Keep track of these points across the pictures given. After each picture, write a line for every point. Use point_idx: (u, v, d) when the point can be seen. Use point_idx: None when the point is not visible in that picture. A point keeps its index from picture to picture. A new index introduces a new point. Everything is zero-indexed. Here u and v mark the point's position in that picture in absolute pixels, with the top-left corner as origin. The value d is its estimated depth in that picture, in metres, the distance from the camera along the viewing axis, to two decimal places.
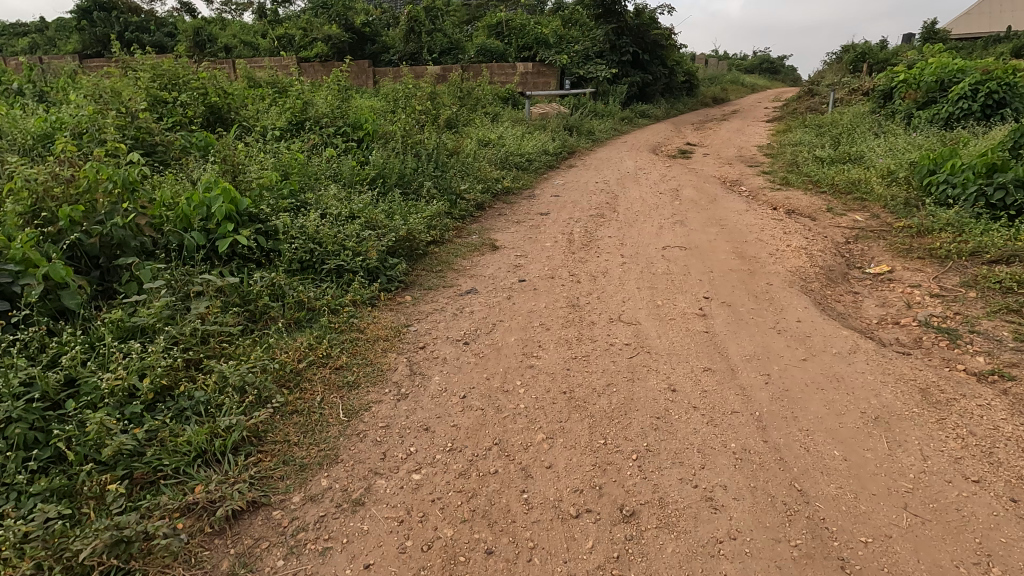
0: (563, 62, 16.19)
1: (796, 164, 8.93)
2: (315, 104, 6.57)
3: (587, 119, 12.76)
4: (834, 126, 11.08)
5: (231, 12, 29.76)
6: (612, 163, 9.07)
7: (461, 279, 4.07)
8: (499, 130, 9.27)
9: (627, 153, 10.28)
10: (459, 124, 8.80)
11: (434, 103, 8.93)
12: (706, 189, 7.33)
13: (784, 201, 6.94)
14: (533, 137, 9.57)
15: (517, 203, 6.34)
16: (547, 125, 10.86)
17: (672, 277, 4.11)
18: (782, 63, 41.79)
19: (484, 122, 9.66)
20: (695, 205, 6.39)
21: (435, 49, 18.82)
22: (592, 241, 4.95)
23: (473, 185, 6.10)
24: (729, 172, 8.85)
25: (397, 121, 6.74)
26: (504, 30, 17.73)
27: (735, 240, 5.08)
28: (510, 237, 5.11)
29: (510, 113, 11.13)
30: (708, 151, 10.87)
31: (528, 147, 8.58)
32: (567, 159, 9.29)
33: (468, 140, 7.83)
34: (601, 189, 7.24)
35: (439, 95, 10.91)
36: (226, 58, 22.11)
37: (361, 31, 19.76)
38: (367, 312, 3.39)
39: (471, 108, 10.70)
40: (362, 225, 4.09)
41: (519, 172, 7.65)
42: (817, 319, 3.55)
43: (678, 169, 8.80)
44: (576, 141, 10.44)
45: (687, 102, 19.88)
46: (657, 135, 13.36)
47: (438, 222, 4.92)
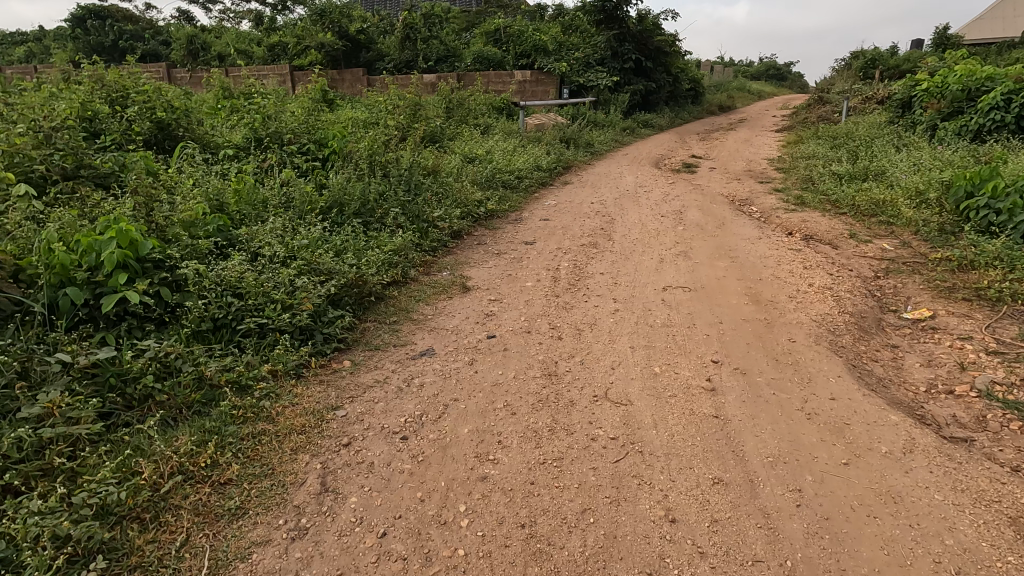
0: (563, 69, 15.56)
1: (811, 180, 8.21)
2: (277, 119, 5.93)
3: (585, 130, 12.09)
4: (850, 138, 10.37)
5: (229, 20, 29.49)
6: (611, 180, 8.40)
7: (418, 334, 3.38)
8: (489, 143, 8.61)
9: (627, 167, 9.59)
10: (444, 137, 8.15)
11: (418, 115, 8.28)
12: (712, 210, 6.63)
13: (800, 224, 6.23)
14: (526, 151, 8.90)
15: (500, 228, 5.67)
16: (542, 137, 10.20)
17: (673, 331, 3.41)
18: (789, 70, 41.13)
19: (473, 135, 9.00)
20: (700, 231, 5.69)
21: (431, 57, 18.25)
22: (581, 280, 4.26)
23: (449, 210, 5.43)
24: (738, 189, 8.15)
25: (369, 137, 6.09)
26: (502, 37, 17.16)
27: (748, 277, 4.38)
28: (486, 274, 4.42)
29: (503, 124, 10.46)
30: (715, 164, 10.20)
31: (519, 163, 7.91)
32: (561, 175, 8.61)
33: (452, 156, 7.20)
34: (596, 210, 6.56)
35: (427, 105, 10.27)
36: (219, 67, 21.66)
37: (355, 39, 19.22)
38: (288, 387, 2.72)
39: (461, 120, 10.04)
40: (300, 268, 3.42)
41: (507, 191, 6.99)
42: (855, 394, 2.83)
43: (682, 186, 8.11)
44: (573, 155, 9.77)
45: (692, 110, 19.19)
46: (660, 146, 12.70)
47: (401, 258, 4.25)
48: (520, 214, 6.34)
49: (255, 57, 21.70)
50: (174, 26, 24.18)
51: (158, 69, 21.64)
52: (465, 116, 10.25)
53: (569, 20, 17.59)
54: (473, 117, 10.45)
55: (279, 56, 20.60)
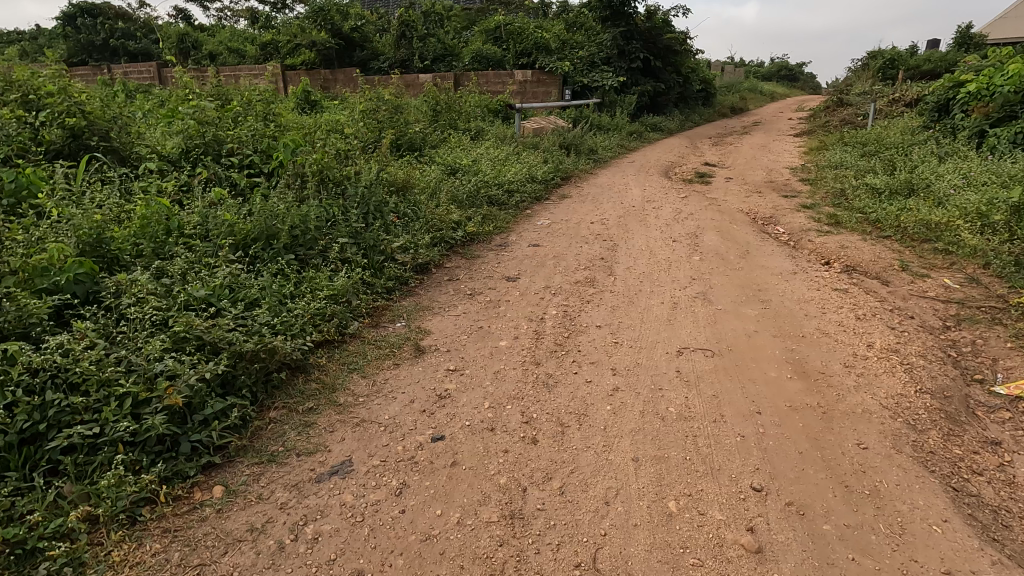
0: (566, 69, 14.60)
1: (843, 195, 7.22)
2: (219, 125, 5.03)
3: (588, 135, 11.15)
4: (881, 146, 9.35)
5: (226, 18, 28.79)
6: (615, 193, 7.44)
7: (339, 431, 2.44)
8: (478, 151, 7.67)
9: (634, 178, 8.63)
10: (426, 144, 7.22)
11: (397, 118, 7.35)
12: (733, 232, 5.66)
13: (838, 251, 5.26)
14: (520, 159, 7.97)
15: (480, 258, 4.73)
16: (540, 144, 9.24)
17: (694, 430, 2.45)
18: (801, 72, 40.20)
19: (461, 142, 8.07)
20: (719, 261, 4.73)
21: (427, 56, 17.33)
22: (571, 338, 3.30)
23: (416, 236, 4.49)
24: (760, 204, 7.18)
25: (327, 147, 5.17)
26: (502, 35, 16.23)
27: (786, 334, 3.41)
28: (451, 326, 3.49)
29: (497, 129, 9.52)
30: (731, 174, 9.24)
31: (510, 174, 6.98)
32: (559, 187, 7.67)
33: (431, 168, 6.29)
34: (597, 232, 5.61)
35: (413, 108, 9.33)
36: (209, 67, 20.85)
37: (349, 37, 18.34)
38: (107, 549, 1.78)
39: (449, 125, 9.10)
40: (181, 336, 2.51)
41: (493, 207, 6.05)
42: (974, 559, 1.86)
43: (695, 201, 7.14)
44: (573, 163, 8.84)
45: (703, 113, 18.16)
46: (669, 152, 11.75)
47: (338, 308, 3.33)
48: (507, 237, 5.41)
49: (246, 55, 20.87)
50: (165, 23, 23.37)
51: (146, 68, 20.85)
52: (455, 120, 9.31)
53: (573, 17, 16.63)
54: (464, 120, 9.51)
55: (270, 55, 19.76)
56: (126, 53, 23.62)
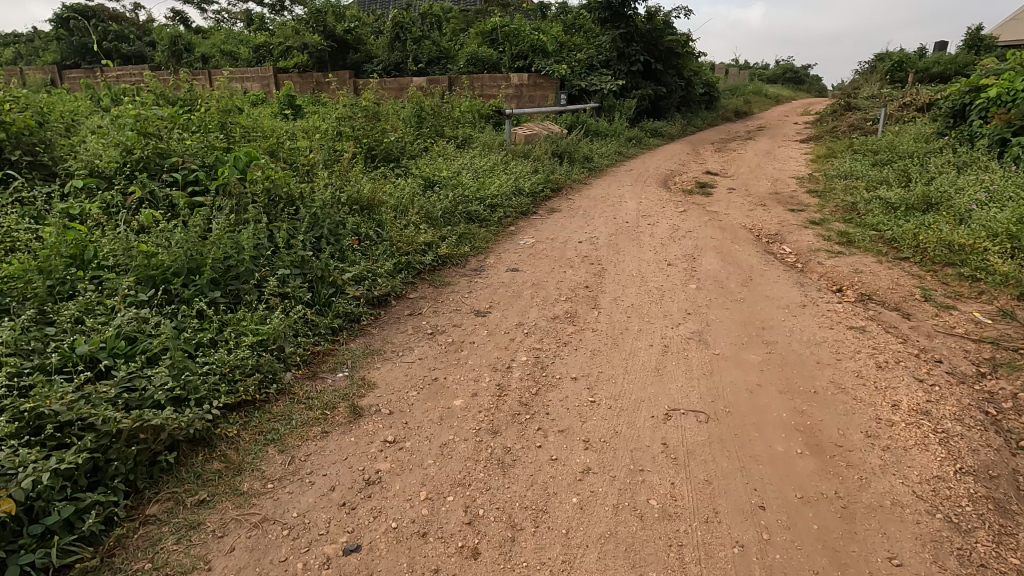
0: (562, 72, 14.12)
1: (855, 209, 6.68)
2: (165, 135, 4.56)
3: (584, 141, 10.64)
4: (894, 154, 8.81)
5: (223, 20, 28.43)
6: (608, 207, 6.93)
7: (232, 536, 1.94)
8: (462, 161, 7.18)
9: (630, 189, 8.12)
10: (405, 155, 6.73)
11: (375, 126, 6.87)
12: (733, 253, 5.14)
13: (851, 277, 4.73)
14: (508, 169, 7.47)
15: (448, 287, 4.23)
16: (532, 152, 8.75)
17: (678, 539, 1.94)
18: (806, 74, 39.65)
19: (446, 151, 7.57)
20: (717, 290, 4.21)
21: (421, 58, 16.87)
22: (538, 395, 2.80)
23: (375, 264, 3.99)
24: (764, 220, 6.66)
25: (284, 162, 4.69)
26: (498, 37, 15.76)
27: (794, 390, 2.88)
28: (402, 377, 2.98)
29: (486, 136, 9.03)
30: (733, 183, 8.73)
31: (494, 186, 6.49)
32: (548, 200, 7.17)
33: (407, 182, 5.81)
34: (584, 253, 5.10)
35: (398, 115, 8.85)
36: (201, 70, 20.46)
37: (342, 39, 17.91)
38: None
39: (435, 132, 8.62)
40: (39, 414, 2.03)
41: (472, 225, 5.56)
42: None
43: (694, 216, 6.63)
44: (565, 173, 8.34)
45: (706, 117, 17.61)
46: (669, 159, 11.25)
47: (266, 359, 2.82)
48: (484, 260, 4.90)
49: (239, 58, 20.46)
50: (158, 25, 23.00)
51: (138, 72, 20.48)
52: (441, 127, 8.83)
53: (571, 18, 16.15)
54: (451, 127, 9.02)
55: (263, 58, 19.36)
56: (119, 56, 23.29)
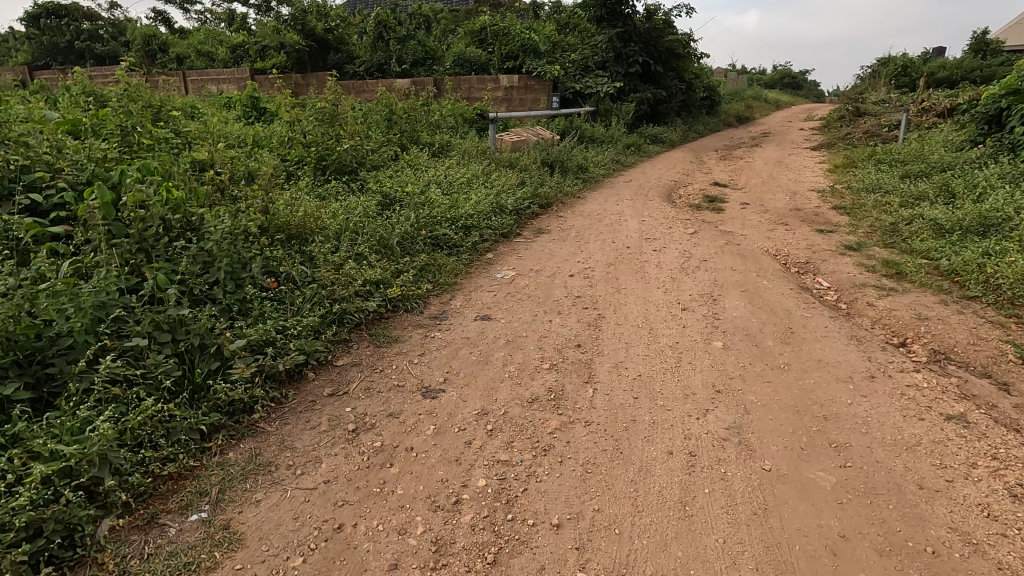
0: (555, 73, 13.16)
1: (896, 232, 5.69)
2: (31, 144, 3.51)
3: (578, 149, 9.64)
4: (926, 165, 7.86)
5: (204, 20, 27.35)
6: (606, 227, 5.92)
7: None
8: (436, 172, 6.15)
9: (631, 203, 7.13)
10: (366, 166, 5.69)
11: (332, 130, 5.83)
12: (762, 291, 4.12)
13: (917, 327, 3.73)
14: (489, 181, 6.44)
15: (392, 346, 3.18)
16: (519, 161, 7.72)
17: None
18: (805, 79, 38.90)
19: (418, 162, 6.55)
20: (750, 352, 3.17)
21: (406, 59, 15.86)
22: (497, 569, 1.75)
23: (288, 320, 2.95)
24: (789, 244, 5.66)
25: (190, 179, 3.64)
26: (487, 37, 14.79)
27: (900, 551, 1.84)
28: (290, 523, 1.92)
29: (468, 143, 8.00)
30: (746, 197, 7.75)
31: (471, 203, 5.47)
32: (536, 219, 6.15)
33: (362, 201, 4.79)
34: (576, 291, 4.06)
35: (367, 120, 7.82)
36: (176, 71, 19.39)
37: (323, 39, 16.89)
38: None
39: (409, 139, 7.58)
40: None
41: (437, 253, 4.52)
42: None
43: (707, 238, 5.62)
44: (557, 186, 7.35)
45: (707, 123, 16.65)
46: (672, 169, 10.27)
47: (58, 507, 1.74)
48: (447, 302, 3.86)
49: (216, 59, 19.40)
50: (132, 23, 21.90)
51: (109, 73, 19.41)
52: (417, 132, 7.80)
53: (565, 17, 15.20)
54: (427, 133, 7.98)
55: (240, 59, 18.32)
56: (92, 56, 22.20)
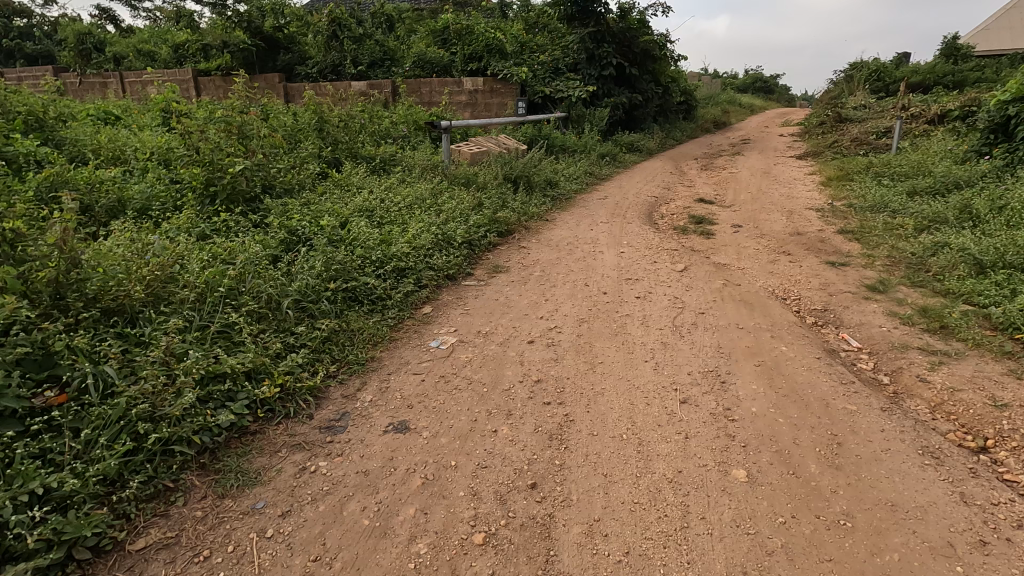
0: (523, 76, 12.11)
1: (923, 266, 4.77)
2: None
3: (547, 162, 8.60)
4: (934, 180, 7.03)
5: (152, 18, 25.56)
6: (578, 261, 4.86)
7: None
8: (367, 196, 5.01)
9: (607, 227, 6.10)
10: (275, 191, 4.52)
11: (234, 144, 4.63)
12: (781, 365, 3.09)
13: (996, 420, 2.75)
14: (436, 205, 5.33)
15: (243, 496, 2.06)
16: (477, 178, 6.62)
17: None
18: (776, 84, 38.77)
19: (350, 184, 5.40)
20: (788, 491, 2.13)
21: (361, 60, 14.63)
22: None
23: (50, 477, 1.80)
24: (797, 282, 4.68)
25: None
26: (450, 36, 13.67)
27: None
28: None
29: (417, 157, 6.87)
30: (737, 217, 6.80)
31: (409, 237, 4.36)
32: (493, 252, 5.06)
33: (256, 243, 3.64)
34: (535, 371, 2.98)
35: (297, 130, 6.61)
36: (112, 72, 17.78)
37: (272, 37, 15.54)
38: None
39: (345, 151, 6.40)
40: None
41: (351, 312, 3.39)
42: None
43: (700, 276, 4.60)
44: (520, 209, 6.26)
45: (684, 129, 15.80)
46: (651, 181, 9.32)
47: None
48: (352, 397, 2.73)
49: (158, 59, 17.87)
50: (66, 20, 20.11)
51: (38, 74, 17.71)
52: (357, 143, 6.62)
53: (534, 15, 14.15)
54: (369, 145, 6.82)
55: (182, 59, 16.85)
56: (23, 56, 20.35)
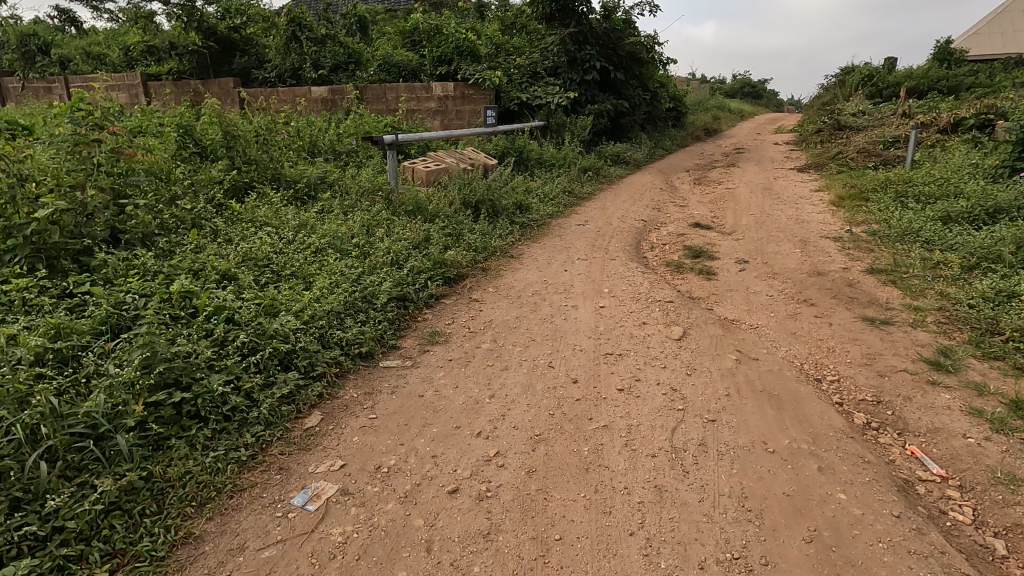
0: (497, 81, 10.98)
1: (990, 326, 3.67)
2: None
3: (518, 181, 7.44)
4: (970, 202, 5.98)
5: (108, 20, 23.98)
6: (543, 324, 3.69)
7: None
8: (264, 241, 3.83)
9: (585, 266, 4.94)
10: (122, 238, 3.32)
11: (68, 172, 3.40)
12: (844, 540, 1.95)
13: None
14: (361, 249, 4.16)
15: None
16: (427, 205, 5.44)
17: None
18: (764, 89, 38.06)
19: (251, 222, 4.21)
20: None
21: (323, 64, 13.41)
22: None
23: None
24: (831, 352, 3.54)
25: None
26: (418, 37, 12.50)
27: None
28: None
29: (356, 180, 5.67)
30: (741, 249, 5.69)
31: (305, 302, 3.18)
32: (433, 310, 3.88)
33: (45, 332, 2.45)
34: (448, 568, 1.81)
35: (206, 134, 5.33)
36: (56, 76, 16.34)
37: (227, 39, 14.27)
38: None
39: (263, 169, 5.18)
40: None
41: (176, 444, 2.23)
42: None
43: (705, 346, 3.45)
44: (477, 243, 5.09)
45: (674, 137, 14.73)
46: (639, 200, 8.21)
47: None
48: None
49: (107, 62, 16.48)
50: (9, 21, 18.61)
51: None
52: (278, 161, 5.40)
53: (510, 15, 13.02)
54: (297, 165, 5.61)
55: (131, 63, 15.50)
56: None
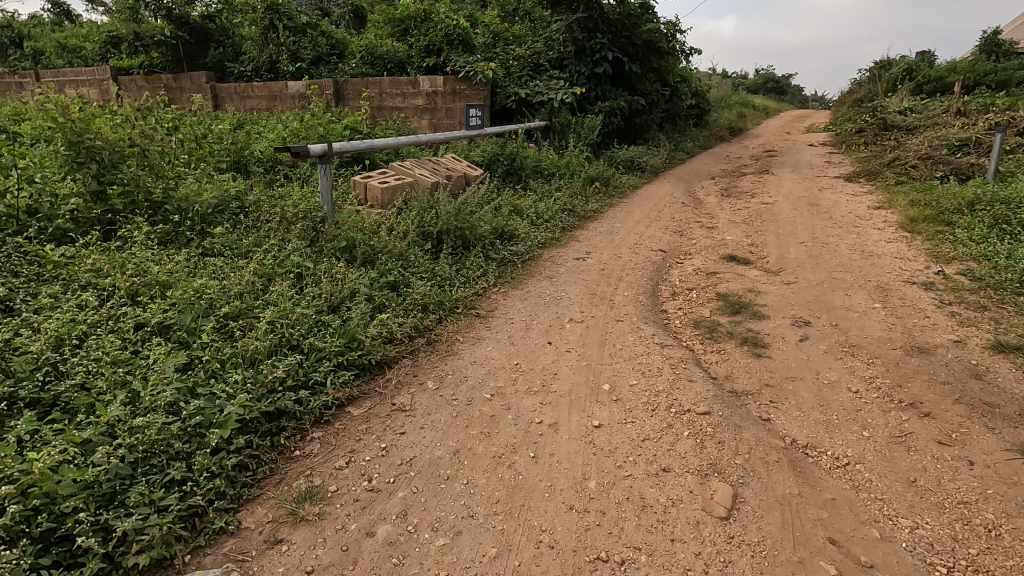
0: (492, 74, 9.49)
1: None
2: None
3: (505, 198, 5.98)
4: None
5: (94, 9, 22.71)
6: (495, 471, 2.23)
7: None
8: (58, 325, 2.43)
9: (579, 335, 3.47)
10: None
11: None
12: None
13: None
14: (230, 329, 2.73)
15: None
16: (365, 240, 4.02)
17: None
18: (788, 84, 35.97)
19: (69, 281, 2.84)
20: None
21: (302, 56, 12.02)
22: None
23: None
24: (993, 540, 2.03)
25: None
26: (405, 26, 11.05)
27: None
28: None
29: (277, 204, 4.26)
30: (796, 302, 4.17)
31: (42, 464, 1.78)
32: (325, 435, 2.45)
33: None
34: None
35: (46, 128, 3.76)
36: (25, 70, 15.17)
37: (200, 29, 12.97)
38: None
39: (133, 195, 3.77)
40: None
41: None
42: None
43: (772, 535, 1.96)
44: (427, 298, 3.64)
45: (696, 138, 13.11)
46: (656, 219, 6.71)
47: None
48: None
49: (80, 55, 15.27)
50: None
51: None
52: (160, 179, 3.96)
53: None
54: (198, 183, 4.21)
55: (101, 55, 14.25)
56: None
